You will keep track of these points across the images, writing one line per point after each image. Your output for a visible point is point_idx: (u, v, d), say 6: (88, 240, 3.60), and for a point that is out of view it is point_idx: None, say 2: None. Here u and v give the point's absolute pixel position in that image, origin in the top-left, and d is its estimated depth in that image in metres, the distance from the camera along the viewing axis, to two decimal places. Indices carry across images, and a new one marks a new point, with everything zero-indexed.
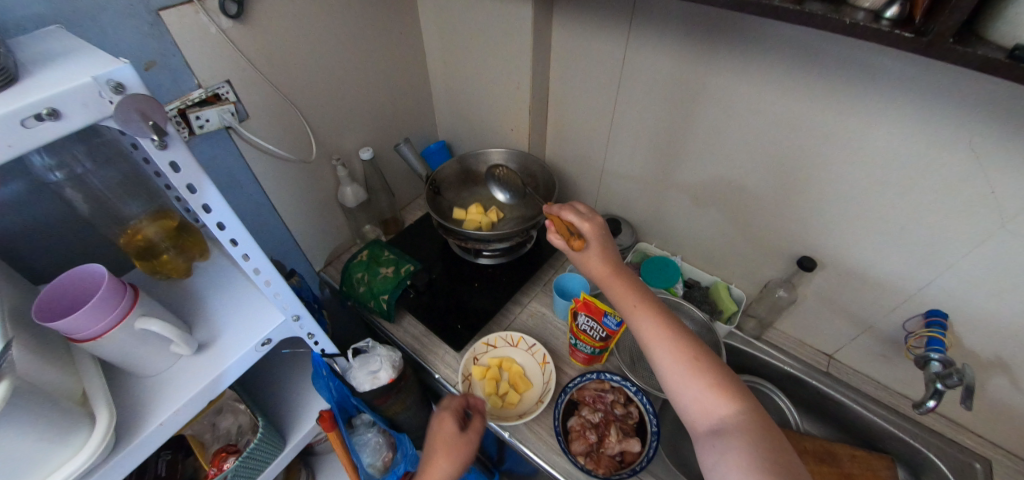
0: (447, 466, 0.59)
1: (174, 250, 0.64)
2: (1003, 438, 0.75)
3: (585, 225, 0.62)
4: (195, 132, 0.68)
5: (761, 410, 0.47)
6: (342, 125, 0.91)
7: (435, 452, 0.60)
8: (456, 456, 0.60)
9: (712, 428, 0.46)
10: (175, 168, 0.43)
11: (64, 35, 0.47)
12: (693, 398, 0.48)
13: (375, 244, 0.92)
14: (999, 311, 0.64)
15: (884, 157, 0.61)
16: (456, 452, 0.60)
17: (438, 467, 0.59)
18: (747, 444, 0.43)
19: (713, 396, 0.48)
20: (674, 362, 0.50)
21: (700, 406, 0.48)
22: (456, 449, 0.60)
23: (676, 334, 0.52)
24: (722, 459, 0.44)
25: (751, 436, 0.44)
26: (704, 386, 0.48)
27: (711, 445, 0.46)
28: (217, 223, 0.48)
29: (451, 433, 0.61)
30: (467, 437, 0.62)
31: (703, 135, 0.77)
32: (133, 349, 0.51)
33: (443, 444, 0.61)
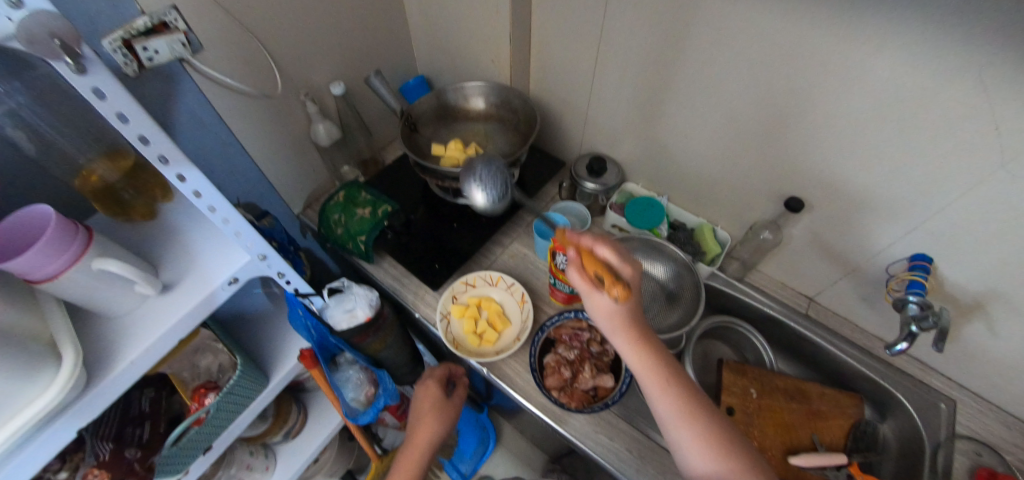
0: (435, 427, 0.72)
1: (133, 191, 0.62)
2: (970, 379, 0.77)
3: (624, 270, 0.51)
4: (144, 65, 0.62)
5: None
6: (310, 57, 0.84)
7: (424, 414, 0.74)
8: (441, 419, 0.74)
9: None
10: (99, 94, 0.40)
11: None
12: None
13: (352, 185, 0.90)
14: (987, 256, 0.62)
15: (887, 89, 0.57)
16: (440, 415, 0.74)
17: (428, 426, 0.72)
18: None
19: None
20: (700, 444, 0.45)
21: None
22: (441, 411, 0.75)
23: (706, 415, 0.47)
24: None
25: None
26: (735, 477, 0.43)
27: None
28: (160, 155, 0.46)
29: (437, 399, 0.76)
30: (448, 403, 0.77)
31: (694, 67, 0.72)
32: (94, 290, 0.50)
33: (433, 408, 0.75)
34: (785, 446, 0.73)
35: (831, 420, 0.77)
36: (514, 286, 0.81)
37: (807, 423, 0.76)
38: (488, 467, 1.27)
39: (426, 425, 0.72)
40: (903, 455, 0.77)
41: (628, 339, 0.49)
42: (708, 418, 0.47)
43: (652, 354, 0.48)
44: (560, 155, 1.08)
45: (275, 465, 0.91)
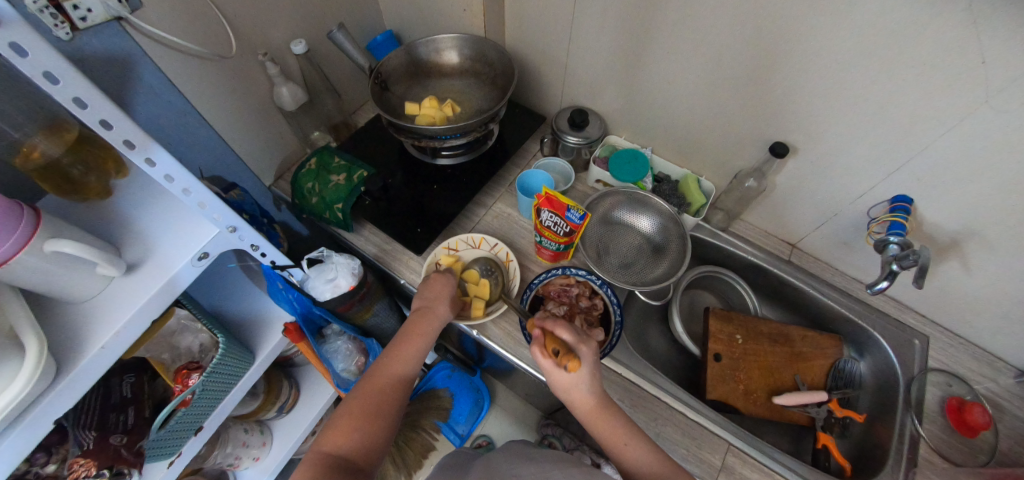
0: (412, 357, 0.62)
1: (84, 168, 0.56)
2: (943, 316, 0.80)
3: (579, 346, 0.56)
4: (78, 26, 0.56)
5: None
6: (265, 12, 0.77)
7: (403, 340, 0.63)
8: (420, 349, 0.63)
9: None
10: (19, 51, 0.35)
11: None
12: None
13: (323, 150, 0.86)
14: (968, 192, 0.62)
15: (875, 21, 0.55)
16: (421, 345, 0.63)
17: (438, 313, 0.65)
18: None
19: None
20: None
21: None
22: (421, 343, 0.63)
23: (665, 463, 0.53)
24: None
25: None
26: None
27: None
28: (100, 120, 0.41)
29: (423, 321, 0.64)
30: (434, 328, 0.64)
31: (676, 8, 0.68)
32: (51, 274, 0.46)
33: (414, 333, 0.63)
34: (769, 387, 0.76)
35: (813, 361, 0.79)
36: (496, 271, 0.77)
37: (790, 365, 0.78)
38: (484, 427, 1.30)
39: (402, 358, 0.61)
40: (878, 389, 0.80)
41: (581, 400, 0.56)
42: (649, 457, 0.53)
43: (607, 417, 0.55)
44: (540, 111, 1.04)
45: (271, 441, 0.91)
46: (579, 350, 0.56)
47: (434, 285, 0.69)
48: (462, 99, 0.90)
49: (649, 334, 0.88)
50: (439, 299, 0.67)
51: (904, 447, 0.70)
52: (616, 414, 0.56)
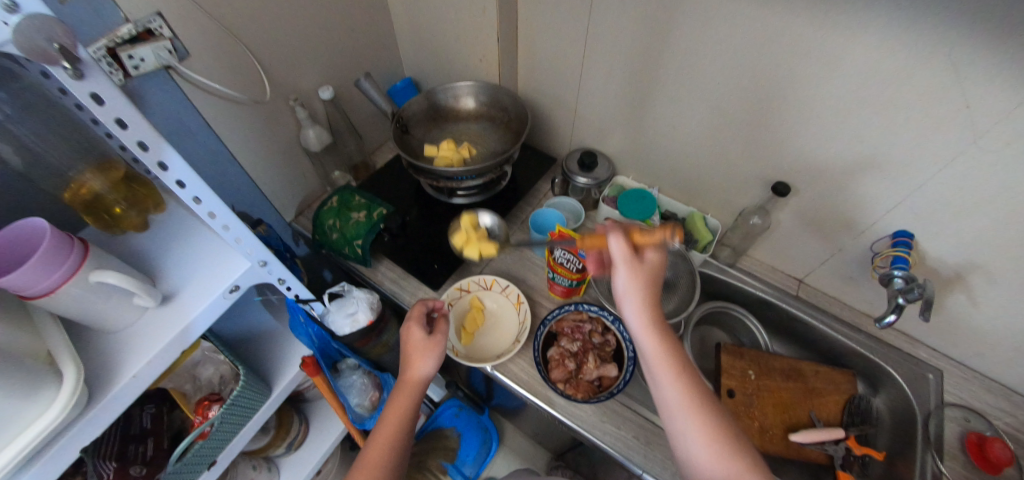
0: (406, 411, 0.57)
1: (126, 203, 0.61)
2: (956, 350, 0.80)
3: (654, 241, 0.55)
4: (131, 74, 0.61)
5: None
6: (297, 62, 0.84)
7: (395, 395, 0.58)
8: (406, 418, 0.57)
9: None
10: (98, 100, 0.39)
11: None
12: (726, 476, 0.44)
13: (345, 189, 0.90)
14: (966, 228, 0.65)
15: (860, 72, 0.60)
16: (413, 394, 0.59)
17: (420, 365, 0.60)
18: None
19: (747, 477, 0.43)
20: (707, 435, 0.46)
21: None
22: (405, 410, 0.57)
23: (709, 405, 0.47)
24: None
25: None
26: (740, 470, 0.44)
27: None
28: (159, 163, 0.44)
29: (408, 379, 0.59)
30: (422, 383, 0.59)
31: (677, 58, 0.74)
32: (94, 303, 0.48)
33: (407, 384, 0.59)
34: (785, 424, 0.75)
35: (828, 397, 0.79)
36: (501, 319, 0.80)
37: (804, 401, 0.78)
38: (491, 469, 1.27)
39: (395, 415, 0.56)
40: (896, 426, 0.79)
41: (642, 305, 0.50)
42: (710, 407, 0.47)
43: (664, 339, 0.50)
44: (550, 152, 1.10)
45: None
46: (649, 255, 0.52)
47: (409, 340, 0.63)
48: (477, 142, 0.95)
49: None
50: (418, 355, 0.61)
51: None
52: (676, 344, 0.50)
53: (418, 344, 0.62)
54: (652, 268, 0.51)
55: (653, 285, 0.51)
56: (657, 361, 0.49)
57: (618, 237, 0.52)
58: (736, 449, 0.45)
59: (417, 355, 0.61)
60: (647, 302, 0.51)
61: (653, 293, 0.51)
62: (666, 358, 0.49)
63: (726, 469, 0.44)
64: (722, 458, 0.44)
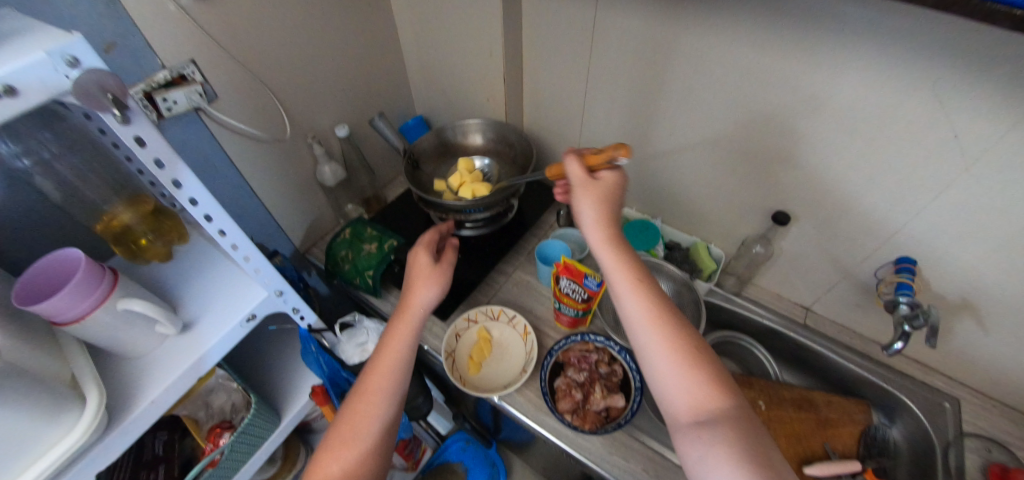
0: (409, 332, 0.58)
1: (153, 235, 0.65)
2: (972, 378, 0.79)
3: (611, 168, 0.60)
4: (163, 115, 0.66)
5: (743, 404, 0.45)
6: (316, 103, 0.90)
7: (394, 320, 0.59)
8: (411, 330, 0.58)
9: (695, 417, 0.44)
10: (141, 142, 0.43)
11: (24, 18, 0.44)
12: (682, 380, 0.47)
13: (358, 222, 0.93)
14: (968, 254, 0.65)
15: (849, 107, 0.62)
16: (415, 318, 0.59)
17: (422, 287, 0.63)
18: (731, 430, 0.42)
19: (701, 383, 0.46)
20: (664, 340, 0.49)
21: (690, 394, 0.46)
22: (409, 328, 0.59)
23: (667, 314, 0.51)
24: (710, 449, 0.41)
25: (737, 427, 0.42)
26: (694, 375, 0.47)
27: (694, 436, 0.43)
28: (190, 198, 0.48)
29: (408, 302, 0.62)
30: (422, 309, 0.61)
31: (674, 94, 0.78)
32: (119, 330, 0.50)
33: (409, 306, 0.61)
34: (799, 456, 0.73)
35: (842, 428, 0.77)
36: (509, 350, 0.81)
37: (818, 432, 0.76)
38: None
39: (397, 335, 0.57)
40: (916, 459, 0.77)
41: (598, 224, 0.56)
42: (671, 320, 0.50)
43: (621, 254, 0.54)
44: None
45: None
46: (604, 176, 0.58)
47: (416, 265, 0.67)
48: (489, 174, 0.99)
49: None
50: (421, 282, 0.64)
51: None
52: (634, 259, 0.55)
53: (424, 272, 0.65)
54: (604, 186, 0.57)
55: (608, 204, 0.57)
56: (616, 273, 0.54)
57: (569, 163, 0.59)
58: (695, 360, 0.48)
59: (421, 280, 0.64)
60: (603, 219, 0.56)
61: (608, 215, 0.57)
62: (624, 268, 0.54)
63: (680, 373, 0.47)
64: (680, 368, 0.47)
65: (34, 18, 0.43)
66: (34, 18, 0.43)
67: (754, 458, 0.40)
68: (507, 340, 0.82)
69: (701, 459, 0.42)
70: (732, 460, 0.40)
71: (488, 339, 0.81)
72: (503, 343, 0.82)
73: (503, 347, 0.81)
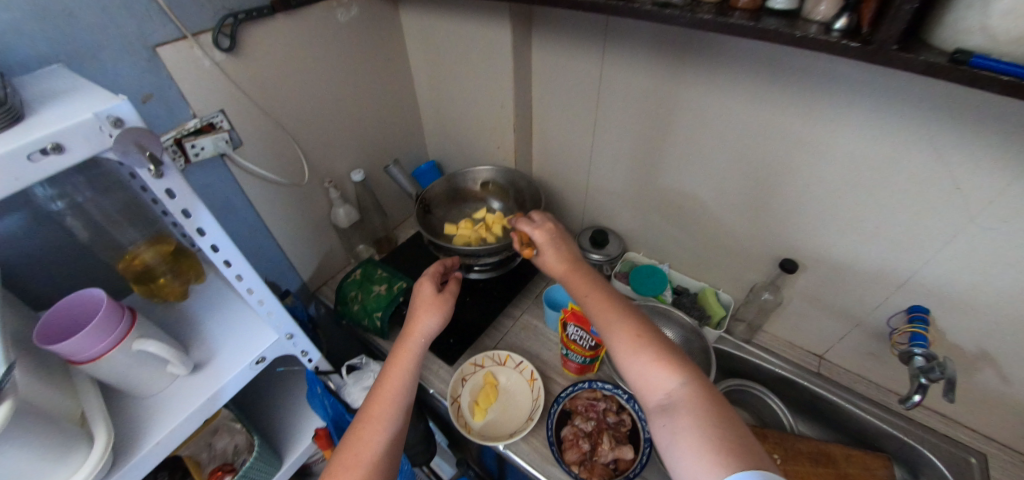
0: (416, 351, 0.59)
1: (171, 274, 0.66)
2: (999, 432, 0.75)
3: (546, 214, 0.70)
4: (191, 159, 0.70)
5: (704, 382, 0.49)
6: (334, 150, 0.94)
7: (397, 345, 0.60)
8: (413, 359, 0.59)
9: (661, 403, 0.48)
10: (171, 193, 0.45)
11: (76, 79, 0.48)
12: (641, 373, 0.51)
13: (368, 263, 0.95)
14: (982, 304, 0.65)
15: (848, 161, 0.64)
16: (416, 346, 0.60)
17: (422, 318, 0.62)
18: (691, 414, 0.45)
19: (658, 370, 0.50)
20: (620, 338, 0.53)
21: (650, 386, 0.50)
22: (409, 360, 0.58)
23: (619, 313, 0.56)
24: (674, 434, 0.45)
25: (694, 407, 0.46)
26: (651, 363, 0.51)
27: (664, 421, 0.47)
28: (211, 245, 0.50)
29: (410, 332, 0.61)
30: (424, 337, 0.61)
31: (677, 145, 0.81)
32: (132, 370, 0.51)
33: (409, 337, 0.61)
34: None
35: None
36: (516, 397, 0.80)
37: None
38: None
39: (400, 364, 0.58)
40: None
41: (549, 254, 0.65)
42: (621, 313, 0.56)
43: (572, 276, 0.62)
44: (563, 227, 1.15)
45: None
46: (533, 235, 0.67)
47: (419, 297, 0.66)
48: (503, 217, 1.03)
49: None
50: (422, 312, 0.63)
51: None
52: (585, 274, 0.62)
53: (428, 299, 0.65)
54: (544, 228, 0.67)
55: (552, 240, 0.66)
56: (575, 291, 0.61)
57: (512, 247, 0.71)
58: (647, 346, 0.52)
59: (422, 309, 0.63)
60: (553, 250, 0.65)
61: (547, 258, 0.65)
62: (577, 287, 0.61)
63: (638, 366, 0.51)
64: (635, 356, 0.52)
65: (85, 79, 0.48)
66: (86, 79, 0.48)
67: (710, 432, 0.44)
68: (513, 387, 0.81)
69: (671, 443, 0.45)
70: (696, 441, 0.43)
71: (495, 384, 0.80)
72: (509, 389, 0.81)
73: (509, 393, 0.81)
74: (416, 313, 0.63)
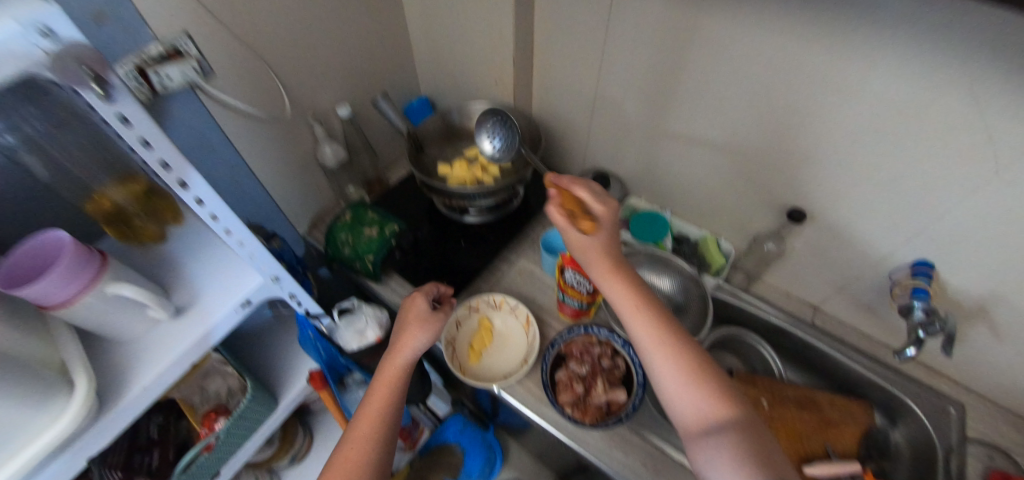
0: (392, 393, 0.55)
1: (145, 216, 0.63)
2: (980, 384, 0.77)
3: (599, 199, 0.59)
4: (157, 91, 0.63)
5: (747, 409, 0.47)
6: (317, 81, 0.87)
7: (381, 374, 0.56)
8: (399, 381, 0.56)
9: (705, 426, 0.46)
10: (126, 121, 0.40)
11: None
12: (686, 394, 0.48)
13: (358, 205, 0.91)
14: (991, 261, 0.63)
15: (877, 103, 0.59)
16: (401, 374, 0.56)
17: (411, 337, 0.59)
18: (743, 444, 0.43)
19: (706, 395, 0.47)
20: (669, 356, 0.50)
21: (695, 405, 0.47)
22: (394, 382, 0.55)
23: (669, 327, 0.52)
24: (715, 460, 0.43)
25: (745, 437, 0.44)
26: (700, 385, 0.48)
27: (703, 443, 0.45)
28: (179, 180, 0.46)
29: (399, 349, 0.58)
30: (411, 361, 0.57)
31: (690, 82, 0.74)
32: (109, 315, 0.49)
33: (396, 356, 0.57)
34: (800, 456, 0.71)
35: (844, 428, 0.75)
36: (510, 341, 0.80)
37: (821, 432, 0.74)
38: None
39: (387, 385, 0.55)
40: (917, 463, 0.75)
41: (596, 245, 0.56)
42: (670, 328, 0.52)
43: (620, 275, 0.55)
44: (563, 172, 1.11)
45: None
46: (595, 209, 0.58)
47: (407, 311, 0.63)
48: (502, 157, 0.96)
49: None
50: (412, 329, 0.60)
51: None
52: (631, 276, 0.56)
53: (420, 315, 0.62)
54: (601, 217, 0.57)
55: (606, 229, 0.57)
56: (619, 293, 0.54)
57: (550, 210, 0.57)
58: (696, 366, 0.49)
59: (413, 325, 0.60)
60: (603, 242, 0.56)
61: (606, 240, 0.56)
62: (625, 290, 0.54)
63: (686, 383, 0.48)
64: (685, 377, 0.48)
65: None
66: None
67: (761, 461, 0.42)
68: (508, 330, 0.81)
69: (708, 464, 0.44)
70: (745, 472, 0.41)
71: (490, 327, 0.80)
72: (505, 333, 0.81)
73: (504, 335, 0.80)
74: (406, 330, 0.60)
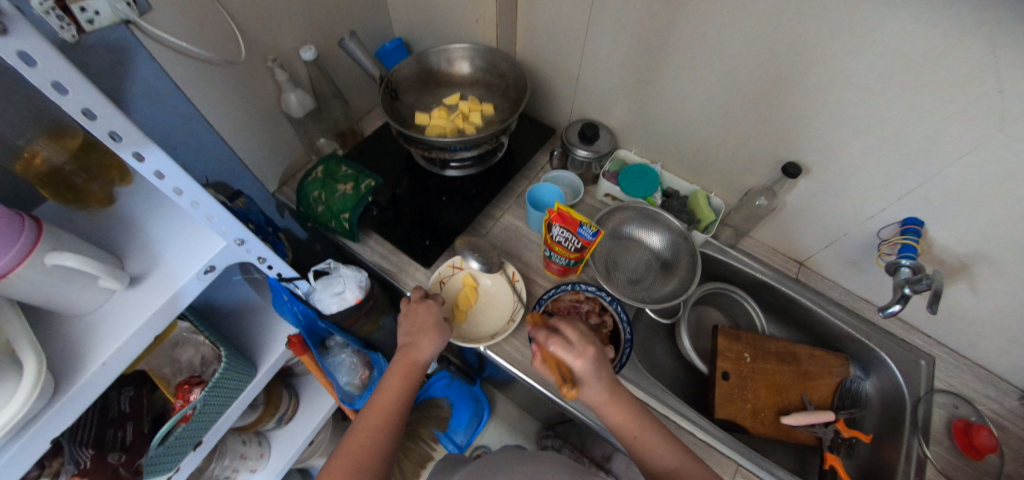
0: (403, 390, 0.56)
1: (86, 175, 0.56)
2: (951, 337, 0.79)
3: (576, 357, 0.54)
4: (84, 28, 0.54)
5: None
6: (275, 19, 0.77)
7: (393, 370, 0.58)
8: (407, 385, 0.57)
9: None
10: (28, 60, 0.33)
11: None
12: None
13: (330, 159, 0.85)
14: (982, 218, 0.62)
15: (888, 49, 0.55)
16: (412, 375, 0.58)
17: (427, 343, 0.60)
18: None
19: None
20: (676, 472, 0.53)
21: None
22: (404, 392, 0.56)
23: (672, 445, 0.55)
24: None
25: None
26: None
27: None
28: (110, 132, 0.39)
29: (411, 353, 0.59)
30: (422, 363, 0.59)
31: (687, 26, 0.68)
32: (54, 289, 0.44)
33: (404, 363, 0.58)
34: (776, 407, 0.75)
35: (819, 380, 0.78)
36: (495, 299, 0.78)
37: (796, 384, 0.77)
38: (483, 438, 1.27)
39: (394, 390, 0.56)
40: (885, 410, 0.79)
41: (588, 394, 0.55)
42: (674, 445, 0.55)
43: (616, 409, 0.55)
44: (549, 123, 1.05)
45: (269, 452, 0.90)
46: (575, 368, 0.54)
47: (418, 316, 0.63)
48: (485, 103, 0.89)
49: (655, 348, 0.88)
50: (425, 333, 0.60)
51: (910, 469, 0.69)
52: (629, 406, 0.56)
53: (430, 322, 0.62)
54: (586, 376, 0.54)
55: (590, 380, 0.54)
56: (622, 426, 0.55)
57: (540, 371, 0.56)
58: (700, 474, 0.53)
59: (427, 334, 0.60)
60: (596, 388, 0.55)
61: (596, 390, 0.55)
62: (625, 423, 0.55)
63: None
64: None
65: None
66: None
67: None
68: (494, 289, 0.78)
69: None
70: None
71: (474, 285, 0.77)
72: (490, 292, 0.78)
73: (489, 293, 0.78)
74: (417, 338, 0.60)
